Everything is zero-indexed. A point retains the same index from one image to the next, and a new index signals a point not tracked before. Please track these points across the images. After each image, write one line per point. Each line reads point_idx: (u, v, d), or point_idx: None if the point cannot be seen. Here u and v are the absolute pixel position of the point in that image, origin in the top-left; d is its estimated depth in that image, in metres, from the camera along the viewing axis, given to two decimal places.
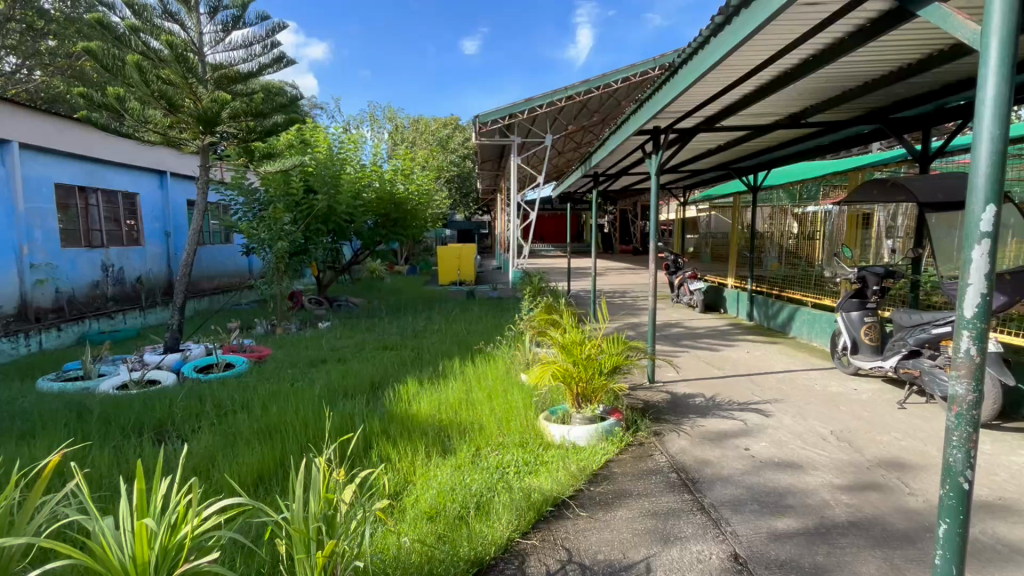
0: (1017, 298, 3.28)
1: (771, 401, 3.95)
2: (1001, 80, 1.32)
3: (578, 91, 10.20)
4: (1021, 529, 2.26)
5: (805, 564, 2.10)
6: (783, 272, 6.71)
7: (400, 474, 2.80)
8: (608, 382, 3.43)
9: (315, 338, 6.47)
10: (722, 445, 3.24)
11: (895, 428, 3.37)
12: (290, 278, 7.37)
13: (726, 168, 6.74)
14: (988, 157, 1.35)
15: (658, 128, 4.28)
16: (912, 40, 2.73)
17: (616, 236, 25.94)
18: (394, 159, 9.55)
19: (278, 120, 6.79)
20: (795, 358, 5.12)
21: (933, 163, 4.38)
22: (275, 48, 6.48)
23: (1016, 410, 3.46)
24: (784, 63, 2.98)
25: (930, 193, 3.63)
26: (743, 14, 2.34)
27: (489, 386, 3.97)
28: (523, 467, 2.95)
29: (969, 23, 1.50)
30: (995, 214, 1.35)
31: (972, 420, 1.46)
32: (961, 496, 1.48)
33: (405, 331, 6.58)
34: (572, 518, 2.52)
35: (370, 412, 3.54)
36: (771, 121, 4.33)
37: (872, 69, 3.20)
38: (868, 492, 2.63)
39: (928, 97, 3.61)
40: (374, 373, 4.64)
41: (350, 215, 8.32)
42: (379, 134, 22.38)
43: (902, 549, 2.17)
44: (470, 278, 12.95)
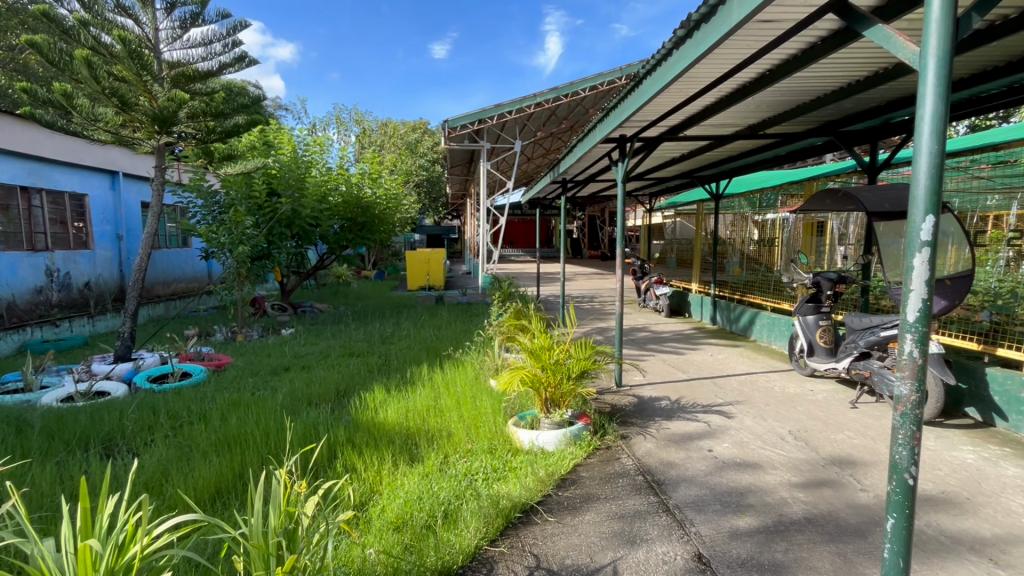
0: (956, 302, 3.51)
1: (734, 403, 4.07)
2: (938, 98, 1.40)
3: (546, 98, 10.32)
4: (961, 520, 2.40)
5: (764, 562, 2.16)
6: (744, 277, 6.97)
7: (365, 484, 2.75)
8: (576, 387, 3.45)
9: (278, 345, 6.30)
10: (686, 447, 3.32)
11: (848, 427, 3.52)
12: (251, 283, 7.12)
13: (690, 176, 6.93)
14: (927, 169, 1.44)
15: (623, 136, 4.37)
16: (859, 58, 2.88)
17: (585, 241, 26.35)
18: (361, 162, 9.43)
19: (239, 121, 6.58)
20: (755, 360, 5.30)
21: (880, 175, 4.62)
22: (236, 47, 6.31)
23: (957, 407, 3.68)
24: (742, 76, 3.09)
25: (878, 203, 3.82)
26: (703, 28, 2.42)
27: (458, 392, 3.94)
28: (491, 474, 2.94)
29: (909, 44, 1.60)
30: (934, 223, 1.43)
31: (916, 418, 1.54)
32: (906, 491, 1.56)
33: (372, 337, 6.48)
34: (540, 523, 2.52)
35: (335, 420, 3.47)
36: (732, 132, 4.48)
37: (823, 85, 3.36)
38: (822, 488, 2.73)
39: (875, 112, 3.80)
40: (340, 381, 4.55)
41: (315, 219, 8.14)
42: (346, 137, 22.02)
43: (854, 543, 2.27)
44: (439, 282, 12.85)
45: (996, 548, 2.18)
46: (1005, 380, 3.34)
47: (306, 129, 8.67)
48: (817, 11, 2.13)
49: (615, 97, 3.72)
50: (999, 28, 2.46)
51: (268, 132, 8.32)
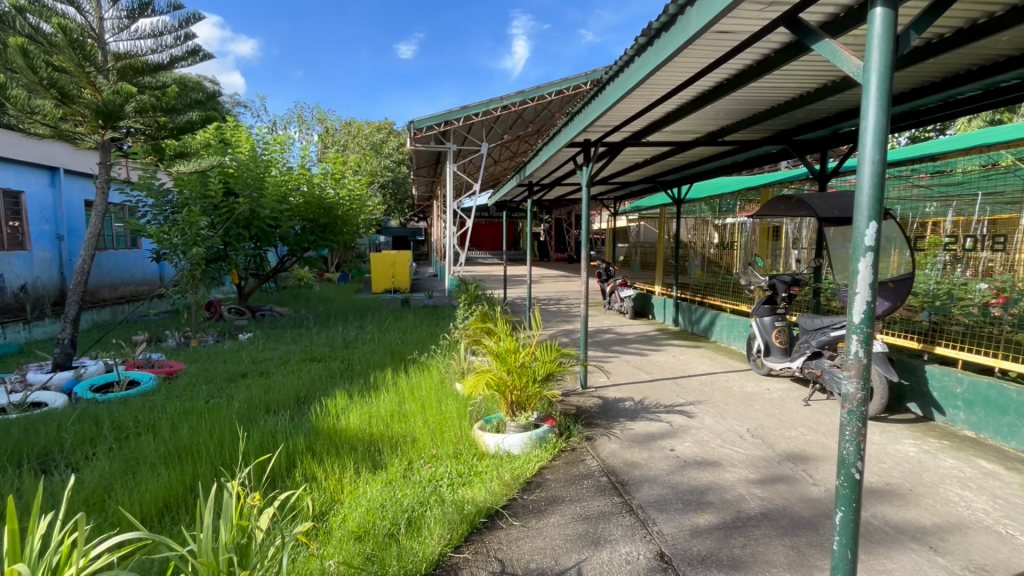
0: (899, 303, 3.70)
1: (695, 402, 4.18)
2: (879, 110, 1.48)
3: (512, 101, 10.35)
4: (904, 510, 2.53)
5: (723, 557, 2.22)
6: (705, 279, 7.20)
7: (326, 493, 2.67)
8: (542, 390, 3.45)
9: (235, 351, 6.07)
10: (649, 446, 3.37)
11: (801, 423, 3.67)
12: (207, 287, 6.82)
13: (653, 181, 7.08)
14: (871, 178, 1.51)
15: (588, 141, 4.42)
16: (809, 71, 3.01)
17: (551, 244, 26.63)
18: (324, 161, 9.20)
19: (193, 117, 6.34)
20: (715, 360, 5.47)
21: (829, 182, 4.84)
22: (189, 40, 6.06)
23: (900, 402, 3.89)
24: (702, 85, 3.18)
25: (828, 209, 4.00)
26: (663, 36, 2.47)
27: (423, 397, 3.88)
28: (457, 479, 2.91)
29: (853, 59, 1.67)
30: (877, 229, 1.51)
31: (861, 415, 1.62)
32: (853, 485, 1.63)
33: (334, 342, 6.32)
34: (505, 528, 2.51)
35: (294, 428, 3.36)
36: (692, 138, 4.60)
37: (776, 95, 3.49)
38: (777, 484, 2.83)
39: (824, 122, 3.98)
40: (299, 387, 4.41)
41: (275, 220, 7.89)
42: (308, 136, 21.46)
43: (806, 535, 2.35)
44: (405, 285, 12.68)
45: (935, 536, 2.31)
46: (943, 377, 3.55)
47: (266, 127, 8.39)
48: (769, 25, 2.21)
49: (579, 102, 3.76)
50: (935, 46, 2.62)
51: (224, 130, 8.01)
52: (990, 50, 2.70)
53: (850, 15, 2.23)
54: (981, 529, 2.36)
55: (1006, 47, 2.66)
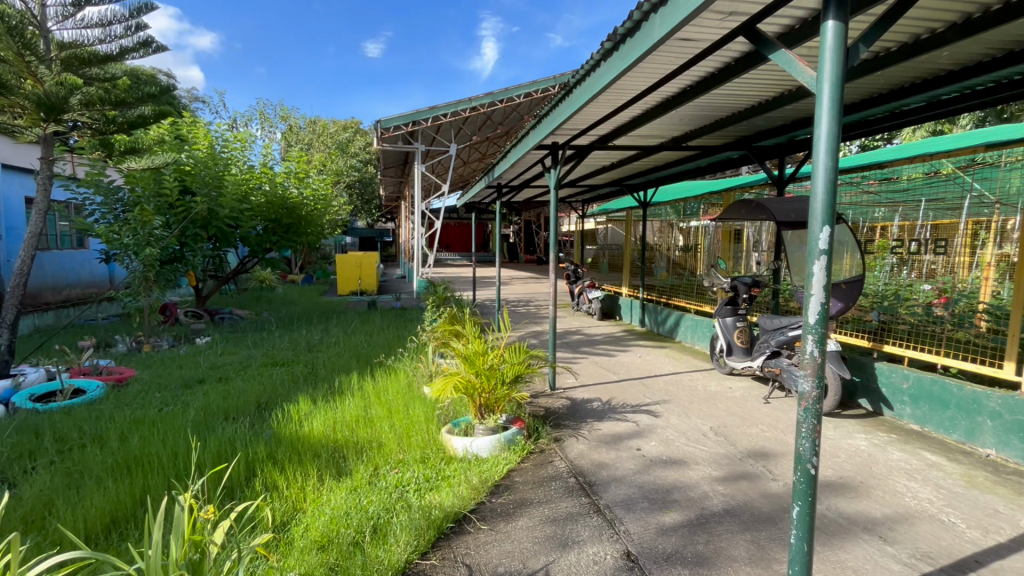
0: (851, 304, 3.87)
1: (661, 402, 4.26)
2: (831, 119, 1.54)
3: (481, 102, 10.32)
4: (855, 502, 2.64)
5: (687, 554, 2.26)
6: (670, 281, 7.38)
7: (288, 502, 2.59)
8: (510, 392, 3.44)
9: (191, 356, 5.82)
10: (617, 446, 3.41)
11: (761, 421, 3.79)
12: (161, 289, 6.52)
13: (620, 184, 7.19)
14: (824, 184, 1.57)
15: (556, 144, 4.45)
16: (767, 80, 3.12)
17: (520, 246, 26.73)
18: (288, 159, 8.94)
19: (145, 112, 6.11)
20: (680, 360, 5.59)
21: (787, 187, 5.03)
22: (141, 30, 5.78)
23: (852, 398, 4.07)
24: (666, 90, 3.25)
25: (785, 213, 4.16)
26: (628, 42, 2.51)
27: (389, 402, 3.81)
28: (424, 484, 2.86)
29: (807, 69, 1.74)
30: (830, 233, 1.57)
31: (816, 412, 1.68)
32: (809, 480, 1.69)
33: (297, 345, 6.14)
34: (473, 532, 2.49)
35: (254, 436, 3.24)
36: (657, 143, 4.70)
37: (737, 103, 3.60)
38: (739, 481, 2.91)
39: (782, 130, 4.12)
40: (260, 392, 4.26)
41: (235, 219, 7.62)
42: (271, 134, 20.86)
43: (767, 530, 2.43)
44: (372, 287, 12.46)
45: (884, 526, 2.42)
46: (890, 373, 3.73)
47: (225, 124, 8.09)
48: (729, 34, 2.28)
49: (547, 106, 3.78)
50: (882, 60, 2.76)
51: (180, 125, 7.68)
52: (932, 64, 2.85)
53: (804, 27, 2.33)
54: (927, 518, 2.48)
55: (946, 62, 2.82)
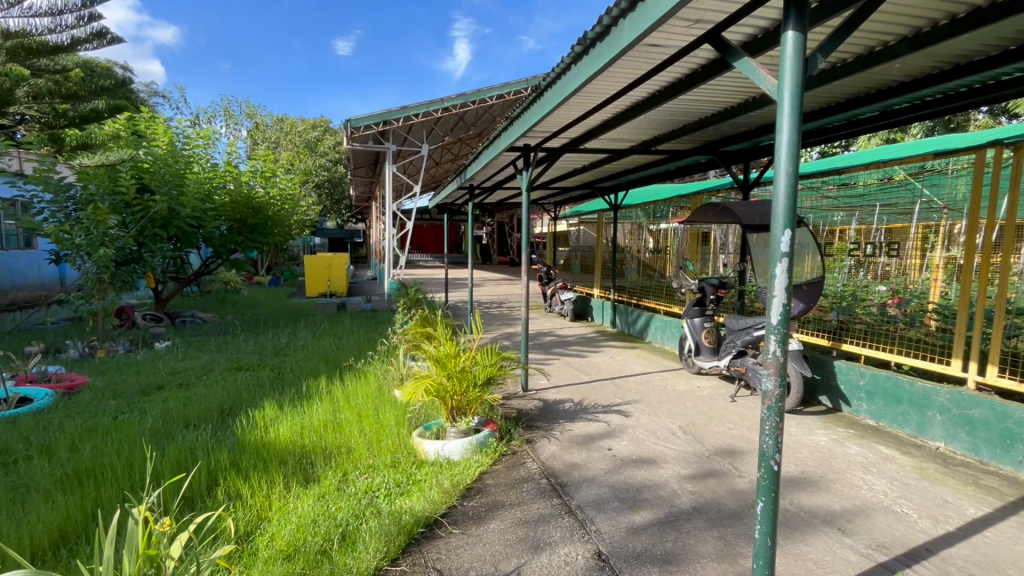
0: (812, 305, 4.00)
1: (631, 402, 4.31)
2: (792, 126, 1.59)
3: (453, 103, 10.27)
4: (817, 496, 2.74)
5: (657, 552, 2.30)
6: (641, 283, 7.50)
7: (252, 512, 2.50)
8: (482, 394, 3.42)
9: (149, 361, 5.58)
10: (589, 447, 3.44)
11: (728, 419, 3.89)
12: (116, 291, 6.23)
13: (591, 186, 7.27)
14: (785, 189, 1.62)
15: (528, 145, 4.47)
16: (732, 87, 3.20)
17: (493, 247, 26.74)
18: (253, 158, 8.69)
19: (97, 106, 6.23)
20: (650, 361, 5.68)
21: (751, 191, 5.17)
22: (94, 21, 5.56)
23: (813, 396, 4.22)
24: (635, 95, 3.30)
25: (750, 216, 4.27)
26: (598, 46, 2.53)
27: (359, 406, 3.74)
28: (394, 489, 2.82)
29: (769, 77, 1.79)
30: (791, 236, 1.62)
31: (779, 410, 1.72)
32: (772, 476, 1.74)
33: (264, 349, 5.97)
34: (444, 537, 2.46)
35: (216, 443, 3.13)
36: (628, 147, 4.77)
37: (704, 109, 3.69)
38: (707, 479, 2.97)
39: (747, 135, 4.24)
40: (224, 398, 4.12)
41: (197, 219, 7.35)
42: (236, 131, 20.24)
43: (733, 526, 2.48)
44: (341, 289, 12.22)
45: (843, 519, 2.51)
46: (848, 371, 3.88)
47: (186, 120, 7.78)
48: (695, 41, 2.33)
49: (518, 107, 3.78)
50: (839, 70, 2.87)
51: (137, 120, 7.29)
52: (886, 75, 2.99)
53: (767, 36, 2.41)
54: (882, 510, 2.59)
55: (898, 73, 2.96)
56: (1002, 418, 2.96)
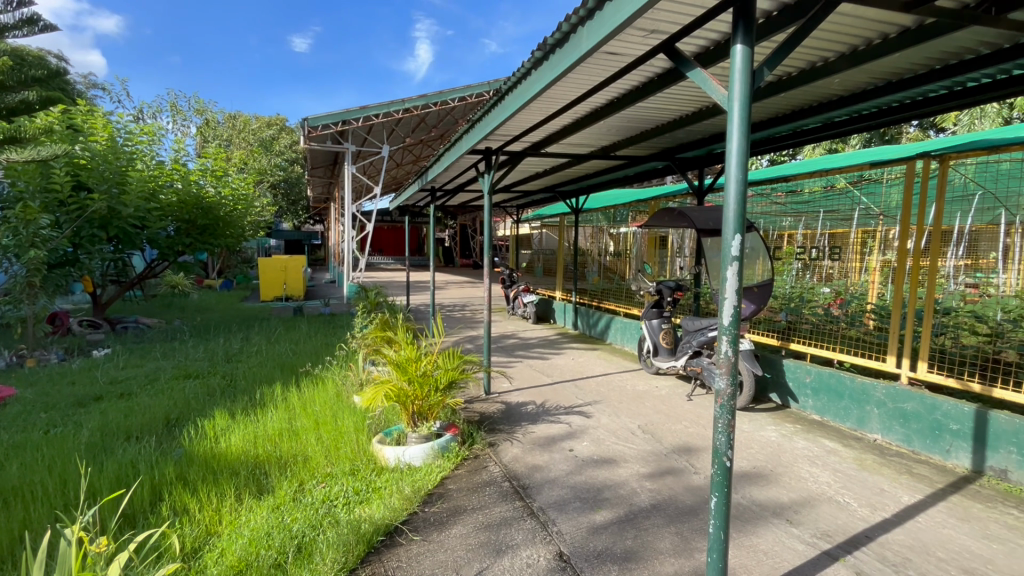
0: (762, 306, 4.18)
1: (592, 403, 4.37)
2: (741, 135, 1.66)
3: (414, 104, 10.19)
4: (766, 490, 2.86)
5: (617, 550, 2.33)
6: (602, 285, 7.63)
7: (200, 527, 2.39)
8: (444, 398, 3.39)
9: (86, 370, 5.23)
10: (551, 449, 3.46)
11: (684, 417, 4.00)
12: (48, 296, 5.84)
13: (552, 190, 7.34)
14: (735, 195, 1.69)
15: (489, 149, 4.47)
16: (687, 96, 3.31)
17: (456, 250, 26.60)
18: (202, 156, 8.29)
19: (29, 97, 5.57)
20: (611, 362, 5.78)
21: (706, 197, 5.35)
22: (24, 7, 5.14)
23: (764, 393, 4.40)
24: (594, 101, 3.36)
25: (704, 221, 4.43)
26: (557, 52, 2.56)
27: (317, 413, 3.63)
28: (353, 497, 2.75)
29: (719, 87, 1.87)
30: (741, 241, 1.69)
31: (731, 408, 1.79)
32: (725, 472, 1.81)
33: (214, 356, 5.71)
34: (405, 544, 2.42)
35: (161, 456, 2.97)
36: (588, 152, 4.85)
37: (660, 116, 3.80)
38: (666, 476, 3.05)
39: (700, 143, 4.39)
40: (171, 408, 3.91)
41: (140, 220, 6.96)
42: (184, 128, 19.31)
43: (690, 521, 2.56)
44: (298, 292, 11.84)
45: (791, 510, 2.63)
46: (795, 369, 4.08)
47: (129, 114, 7.33)
48: (650, 50, 2.40)
49: (479, 111, 3.79)
50: (785, 83, 3.02)
51: (73, 114, 6.84)
52: (826, 89, 3.17)
53: (717, 49, 2.51)
54: (826, 500, 2.73)
55: (838, 88, 3.14)
56: (932, 410, 3.18)
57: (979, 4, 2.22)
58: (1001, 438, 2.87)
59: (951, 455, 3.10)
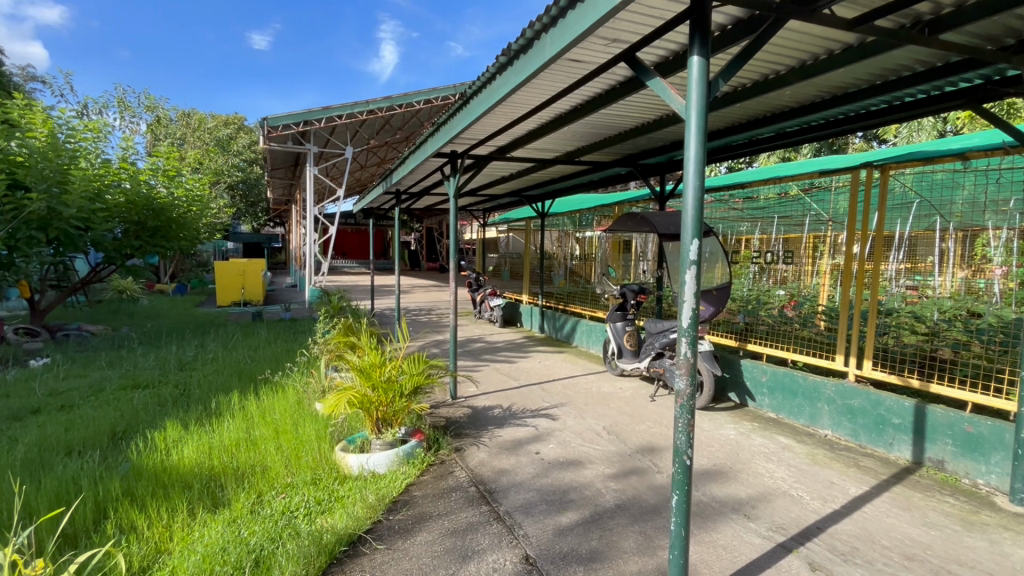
0: (720, 308, 4.32)
1: (558, 405, 4.40)
2: (697, 144, 1.72)
3: (379, 106, 10.05)
4: (725, 486, 2.95)
5: (583, 551, 2.36)
6: (567, 288, 7.74)
7: (148, 544, 2.27)
8: (409, 404, 3.34)
9: (22, 381, 4.89)
10: (517, 452, 3.46)
11: (647, 418, 4.09)
12: None
13: (519, 194, 7.40)
14: (693, 202, 1.74)
15: (455, 152, 4.46)
16: (648, 104, 3.40)
17: (422, 253, 26.37)
18: (154, 154, 7.91)
19: None
20: (577, 364, 5.85)
21: (667, 203, 5.49)
22: None
23: (723, 393, 4.55)
24: (558, 107, 3.41)
25: (666, 226, 4.55)
26: (521, 58, 2.59)
27: (276, 421, 3.51)
28: (315, 507, 2.67)
29: (677, 97, 1.93)
30: (698, 245, 1.75)
31: (690, 408, 1.84)
32: (685, 470, 1.86)
33: (165, 364, 5.44)
34: (368, 554, 2.37)
35: (105, 471, 2.81)
36: (553, 157, 4.91)
37: (623, 123, 3.89)
38: (630, 476, 3.10)
39: (661, 150, 4.51)
40: (118, 420, 3.71)
41: (84, 221, 6.57)
42: (133, 125, 18.38)
43: (653, 520, 2.61)
44: (256, 297, 11.43)
45: (748, 505, 2.73)
46: (752, 368, 4.23)
47: (72, 110, 6.93)
48: (612, 59, 2.46)
49: (444, 114, 3.77)
50: (739, 94, 3.14)
51: (9, 108, 6.42)
52: (778, 100, 3.31)
53: (675, 60, 2.60)
54: (781, 494, 2.84)
55: (789, 100, 3.30)
56: (876, 405, 3.36)
57: (914, 25, 2.38)
58: (938, 431, 3.06)
59: (894, 448, 3.28)
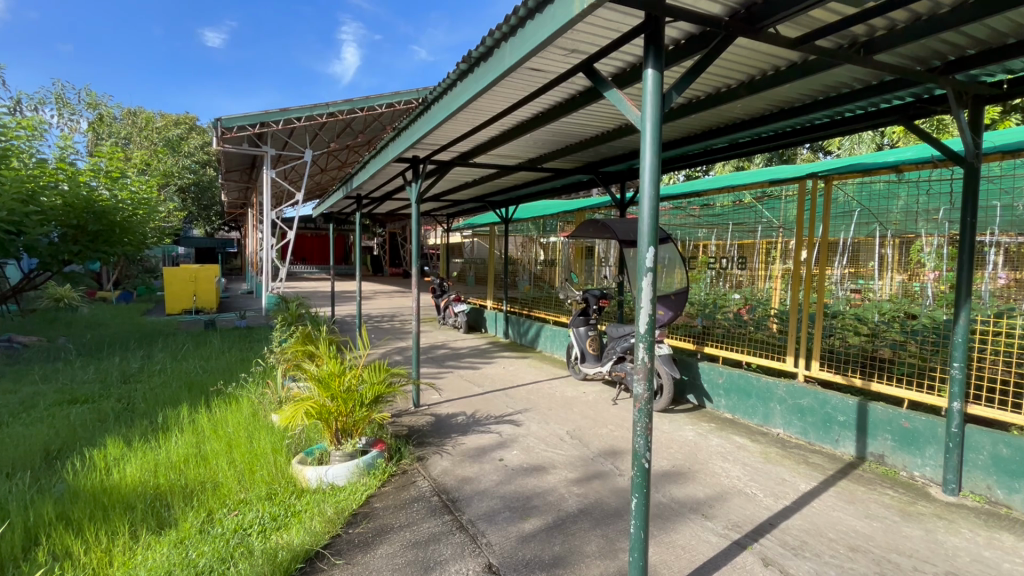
0: (678, 312, 4.44)
1: (522, 411, 4.41)
2: (653, 153, 1.77)
3: (340, 109, 9.86)
4: (685, 487, 3.02)
5: (546, 557, 2.36)
6: (532, 294, 7.78)
7: (85, 571, 2.12)
8: (370, 413, 3.26)
9: None
10: (481, 459, 3.44)
11: (609, 421, 4.15)
12: None
13: (482, 200, 7.38)
14: (649, 210, 1.78)
15: (417, 157, 4.43)
16: (607, 113, 3.48)
17: (385, 259, 25.97)
18: (96, 155, 7.48)
19: None
20: (540, 369, 5.87)
21: (627, 209, 5.61)
22: None
23: (682, 395, 4.67)
24: (520, 114, 3.43)
25: (627, 232, 4.64)
26: (481, 66, 2.60)
27: (229, 434, 3.36)
28: (269, 524, 2.57)
29: (632, 108, 1.98)
30: (654, 252, 1.79)
31: (648, 411, 1.88)
32: (644, 473, 1.89)
33: (107, 377, 5.12)
34: (327, 570, 2.29)
35: (37, 495, 2.62)
36: (515, 163, 4.94)
37: (584, 132, 3.95)
38: (593, 480, 3.13)
39: (622, 158, 4.60)
40: (51, 439, 3.45)
41: (16, 225, 6.14)
42: (72, 122, 17.26)
43: (614, 523, 2.65)
44: (208, 304, 10.95)
45: (706, 505, 2.80)
46: (709, 371, 4.37)
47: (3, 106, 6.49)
48: (571, 69, 2.50)
49: (406, 119, 3.73)
50: (693, 105, 3.26)
51: None
52: (730, 113, 3.45)
53: (632, 72, 2.67)
54: (736, 493, 2.93)
55: (741, 112, 3.44)
56: (824, 404, 3.53)
57: (851, 45, 2.53)
58: (878, 426, 3.24)
59: (839, 445, 3.45)
